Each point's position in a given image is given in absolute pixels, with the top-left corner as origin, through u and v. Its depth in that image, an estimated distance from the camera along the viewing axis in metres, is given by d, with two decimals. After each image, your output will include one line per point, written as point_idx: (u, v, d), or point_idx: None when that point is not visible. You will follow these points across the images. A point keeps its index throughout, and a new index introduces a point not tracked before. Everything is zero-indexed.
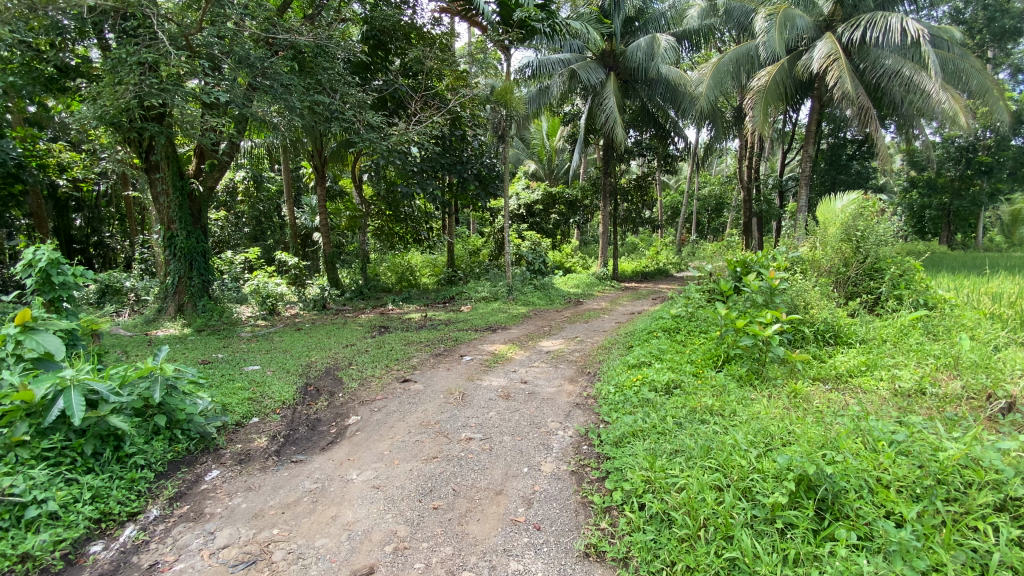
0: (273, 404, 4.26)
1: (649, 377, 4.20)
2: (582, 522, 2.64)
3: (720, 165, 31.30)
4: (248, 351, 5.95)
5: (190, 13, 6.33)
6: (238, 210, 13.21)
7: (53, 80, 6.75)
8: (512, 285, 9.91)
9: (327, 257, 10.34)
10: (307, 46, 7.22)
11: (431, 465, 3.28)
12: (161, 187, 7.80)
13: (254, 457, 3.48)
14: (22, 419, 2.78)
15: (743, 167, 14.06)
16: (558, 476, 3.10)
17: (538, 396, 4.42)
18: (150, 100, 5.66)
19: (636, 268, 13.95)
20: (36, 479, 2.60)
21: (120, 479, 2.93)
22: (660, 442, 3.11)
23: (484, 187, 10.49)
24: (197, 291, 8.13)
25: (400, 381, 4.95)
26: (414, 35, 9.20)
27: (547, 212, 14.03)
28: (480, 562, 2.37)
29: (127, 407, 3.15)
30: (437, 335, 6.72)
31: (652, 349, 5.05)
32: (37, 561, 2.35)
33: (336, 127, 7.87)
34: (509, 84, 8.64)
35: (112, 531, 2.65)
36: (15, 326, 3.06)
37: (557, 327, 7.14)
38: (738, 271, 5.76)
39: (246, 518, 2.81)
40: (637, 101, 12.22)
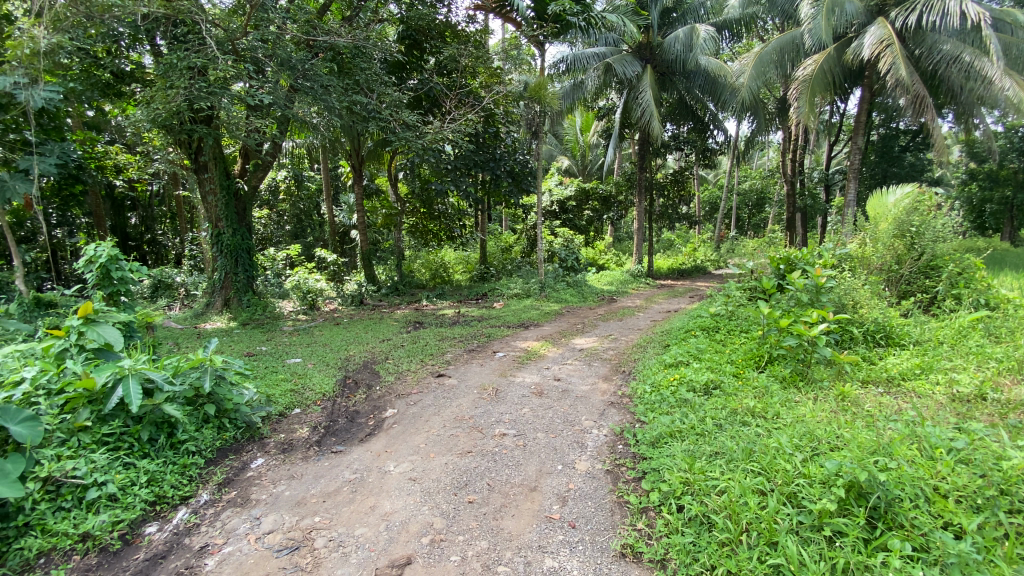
0: (314, 396, 4.39)
1: (687, 377, 4.10)
2: (618, 522, 2.60)
3: (760, 160, 30.35)
4: (290, 344, 6.15)
5: (236, 17, 6.53)
6: (280, 208, 13.65)
7: (111, 86, 7.14)
8: (544, 283, 9.91)
9: (364, 254, 10.57)
10: (345, 47, 7.39)
11: (466, 459, 3.30)
12: (209, 187, 8.13)
13: (296, 446, 3.59)
14: (85, 406, 2.95)
15: (786, 161, 13.52)
16: (593, 475, 3.06)
17: (571, 394, 4.38)
18: (199, 103, 5.90)
19: (672, 265, 13.66)
20: (97, 463, 2.76)
21: (174, 465, 3.08)
22: (699, 443, 3.04)
23: (517, 184, 10.46)
24: (242, 287, 8.47)
25: (434, 376, 5.01)
26: (449, 33, 9.28)
27: (581, 209, 13.91)
28: (515, 557, 2.37)
29: (179, 396, 3.31)
30: (471, 330, 6.78)
31: (690, 348, 4.93)
32: (97, 540, 2.51)
33: (373, 126, 8.02)
34: (543, 81, 8.62)
35: (166, 514, 2.79)
36: (78, 318, 3.28)
37: (590, 324, 7.08)
38: (781, 268, 5.61)
39: (290, 505, 2.90)
40: (675, 95, 12.00)
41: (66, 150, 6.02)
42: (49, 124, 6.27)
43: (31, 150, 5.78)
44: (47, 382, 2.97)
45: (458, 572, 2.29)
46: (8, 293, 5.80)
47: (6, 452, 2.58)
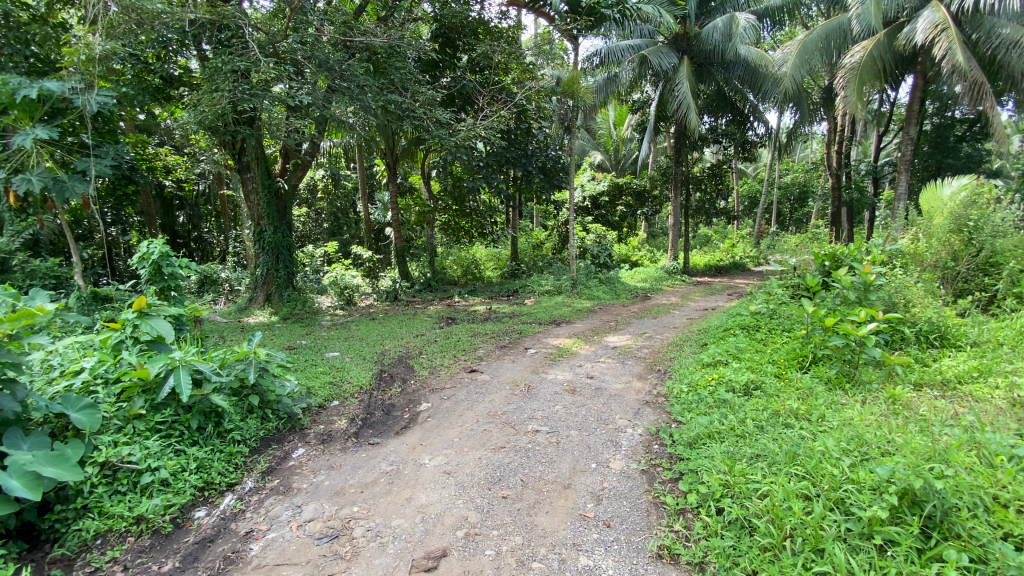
0: (352, 388, 4.50)
1: (726, 377, 3.98)
2: (654, 522, 2.55)
3: (803, 152, 29.20)
4: (328, 338, 6.33)
5: (277, 21, 6.75)
6: (318, 207, 14.04)
7: (161, 90, 7.49)
8: (576, 280, 9.85)
9: (399, 250, 10.75)
10: (381, 47, 7.50)
11: (499, 454, 3.31)
12: (251, 186, 8.42)
13: (335, 438, 3.69)
14: (140, 394, 3.14)
15: (832, 153, 12.93)
16: (628, 474, 3.01)
17: (605, 392, 4.33)
18: (243, 105, 6.11)
19: (709, 261, 13.33)
20: (150, 449, 2.91)
21: (221, 452, 3.21)
22: (739, 445, 2.95)
23: (549, 180, 10.40)
24: (282, 282, 8.74)
25: (467, 372, 5.05)
26: (481, 30, 9.32)
27: (614, 204, 13.70)
28: (550, 554, 2.37)
29: (226, 386, 3.44)
30: (503, 327, 6.79)
31: (728, 347, 4.80)
32: (150, 523, 2.65)
33: (408, 125, 8.11)
34: (577, 75, 8.60)
35: (213, 499, 2.92)
36: (133, 311, 3.43)
37: (623, 322, 6.98)
38: (826, 265, 5.43)
39: (329, 495, 2.98)
40: (713, 86, 11.68)
41: (120, 153, 6.34)
42: (103, 128, 6.59)
43: (88, 152, 6.10)
44: (105, 372, 3.17)
45: (493, 567, 2.30)
46: (68, 288, 6.16)
47: (67, 437, 2.78)
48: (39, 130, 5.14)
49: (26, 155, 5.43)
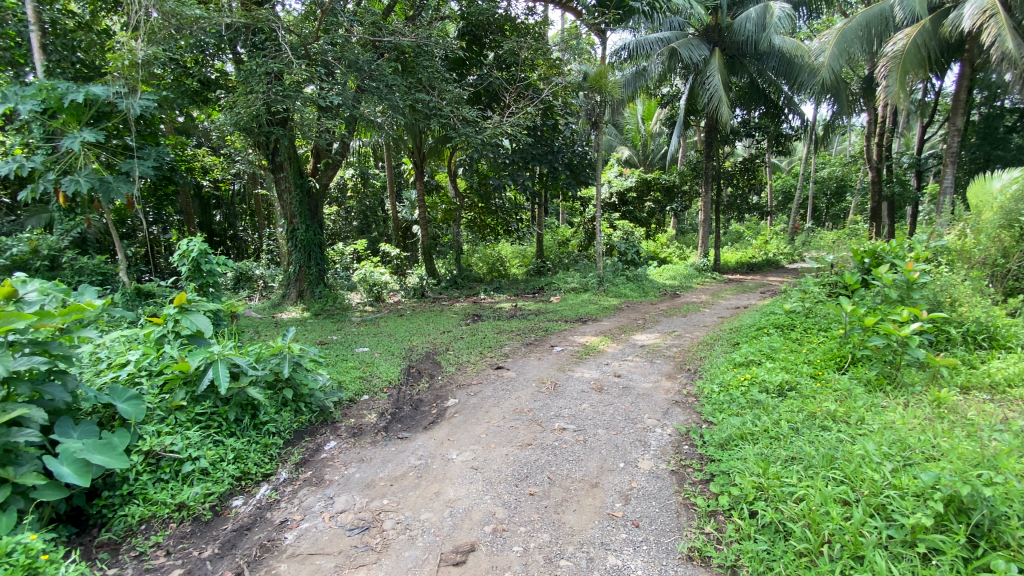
0: (381, 383, 4.58)
1: (759, 377, 3.88)
2: (684, 524, 2.51)
3: (840, 145, 28.19)
4: (358, 334, 6.46)
5: (309, 23, 6.88)
6: (348, 205, 14.30)
7: (199, 93, 7.73)
8: (602, 277, 9.76)
9: (425, 248, 10.85)
10: (409, 46, 7.58)
11: (526, 451, 3.32)
12: (285, 185, 8.64)
13: (365, 431, 3.76)
14: (181, 386, 3.26)
15: (872, 145, 12.42)
16: (657, 475, 2.98)
17: (633, 391, 4.28)
18: (276, 106, 6.28)
19: (741, 259, 13.02)
20: (191, 439, 3.03)
21: (256, 444, 3.31)
22: (773, 447, 2.87)
23: (576, 176, 10.33)
24: (314, 279, 8.95)
25: (494, 368, 5.08)
26: (508, 27, 9.33)
27: (642, 200, 13.48)
28: (578, 552, 2.36)
29: (262, 380, 3.55)
30: (529, 324, 6.79)
31: (761, 347, 4.67)
32: (191, 510, 2.75)
33: (435, 123, 8.17)
34: (605, 69, 8.48)
35: (249, 489, 3.02)
36: (175, 307, 3.54)
37: (652, 320, 6.88)
38: (866, 262, 5.25)
39: (360, 487, 3.04)
40: (746, 78, 11.36)
41: (162, 155, 6.57)
42: (145, 130, 6.84)
43: (132, 154, 6.35)
44: (148, 365, 3.32)
45: (520, 563, 2.30)
46: (114, 284, 6.47)
47: (114, 427, 2.93)
48: (86, 133, 5.40)
49: (75, 157, 5.70)
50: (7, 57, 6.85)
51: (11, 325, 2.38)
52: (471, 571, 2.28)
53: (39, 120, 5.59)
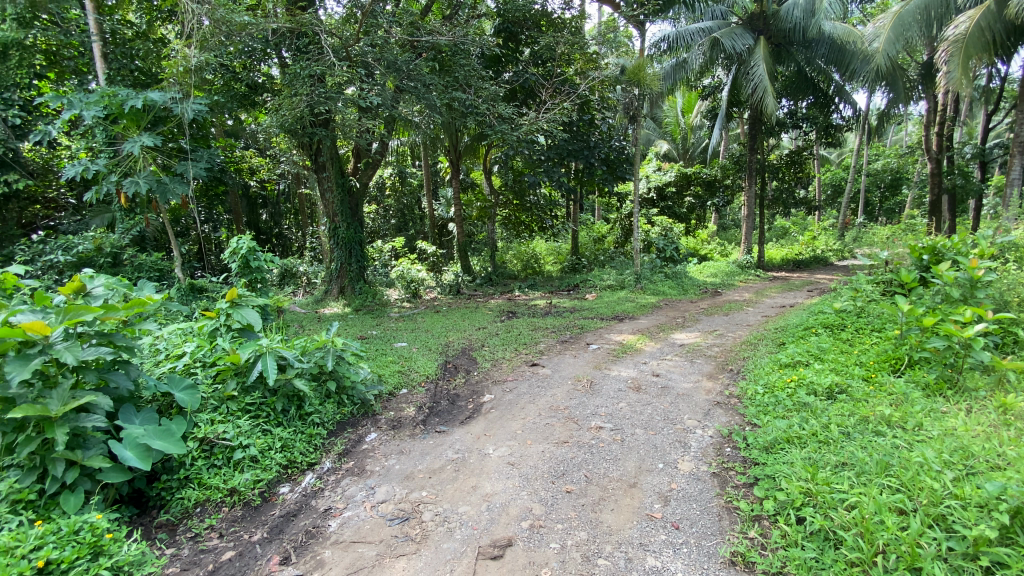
0: (419, 377, 4.67)
1: (807, 378, 3.72)
2: (726, 527, 2.45)
3: (896, 135, 26.70)
4: (397, 329, 6.60)
5: (350, 26, 7.05)
6: (386, 204, 14.58)
7: (247, 97, 8.03)
8: (640, 274, 9.60)
9: (461, 245, 10.97)
10: (446, 46, 7.65)
11: (563, 448, 3.31)
12: (327, 185, 8.90)
13: (404, 424, 3.84)
14: (232, 377, 3.42)
15: (931, 135, 11.67)
16: (698, 476, 2.91)
17: (672, 391, 4.19)
18: (319, 107, 6.49)
19: (786, 255, 12.54)
20: (242, 428, 3.17)
21: (302, 433, 3.43)
22: (823, 452, 2.75)
23: (612, 172, 10.20)
24: (355, 275, 9.18)
25: (529, 365, 5.08)
26: (545, 22, 9.29)
27: (681, 195, 13.18)
28: (616, 552, 2.34)
29: (307, 372, 3.69)
30: (564, 321, 6.76)
31: (809, 347, 4.49)
32: (241, 495, 2.89)
33: (471, 121, 8.21)
34: (643, 61, 8.37)
35: (296, 477, 3.14)
36: (226, 302, 3.72)
37: (692, 319, 6.71)
38: (925, 259, 4.96)
39: (400, 478, 3.11)
40: (793, 67, 10.88)
41: (213, 157, 6.87)
42: (198, 133, 7.17)
43: (186, 157, 6.67)
44: (203, 356, 3.49)
45: (558, 560, 2.30)
46: (170, 280, 6.83)
47: (172, 414, 3.11)
48: (145, 137, 5.70)
49: (135, 160, 6.04)
50: (72, 66, 7.31)
51: (81, 317, 2.56)
52: (510, 565, 2.29)
53: (102, 125, 5.94)
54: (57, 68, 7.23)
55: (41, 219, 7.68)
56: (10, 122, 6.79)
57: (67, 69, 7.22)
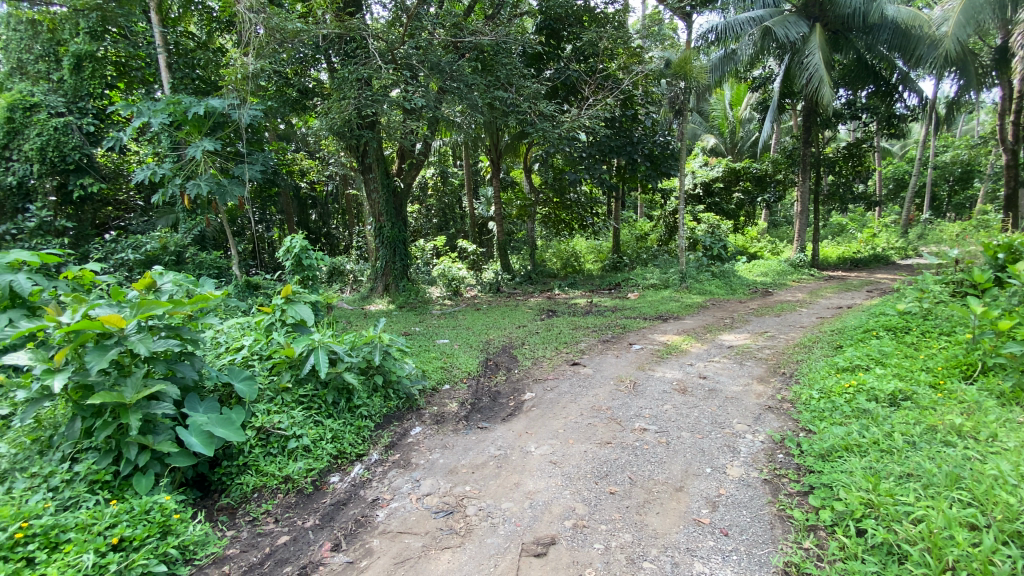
0: (461, 373, 4.75)
1: (867, 384, 3.51)
2: (780, 536, 2.36)
3: (967, 124, 24.86)
4: (439, 326, 6.72)
5: (395, 29, 7.18)
6: (428, 203, 14.83)
7: (298, 102, 8.26)
8: (685, 273, 9.35)
9: (501, 244, 11.02)
10: (489, 45, 7.72)
11: (606, 449, 3.27)
12: (374, 185, 9.16)
13: (447, 419, 3.91)
14: (287, 369, 3.58)
15: (1007, 124, 10.79)
16: (748, 483, 2.82)
17: (720, 394, 4.07)
18: (366, 110, 6.70)
19: (843, 254, 11.92)
20: (296, 419, 3.32)
21: (351, 425, 3.55)
22: (885, 462, 2.61)
23: (656, 167, 9.99)
24: (399, 273, 9.38)
25: (570, 364, 5.05)
26: (587, 18, 9.22)
27: (730, 191, 12.73)
28: (662, 556, 2.29)
29: (355, 366, 3.81)
30: (606, 321, 6.69)
31: (869, 351, 4.25)
32: (295, 483, 3.02)
33: (513, 120, 8.23)
34: (689, 54, 8.07)
35: (345, 467, 3.26)
36: (281, 298, 3.88)
37: (741, 320, 6.49)
38: (1001, 258, 4.61)
39: (444, 472, 3.17)
40: (852, 55, 10.32)
41: (267, 160, 7.18)
42: (253, 137, 7.51)
43: (242, 160, 7.00)
44: (260, 349, 3.68)
45: (602, 561, 2.28)
46: (227, 277, 7.19)
47: (231, 404, 3.28)
48: (206, 141, 6.02)
49: (196, 164, 6.40)
50: (139, 76, 7.85)
51: (152, 312, 2.75)
52: (554, 563, 2.30)
53: (167, 131, 6.34)
54: (127, 78, 7.80)
55: (113, 220, 8.25)
56: (86, 130, 7.27)
57: (135, 79, 7.78)
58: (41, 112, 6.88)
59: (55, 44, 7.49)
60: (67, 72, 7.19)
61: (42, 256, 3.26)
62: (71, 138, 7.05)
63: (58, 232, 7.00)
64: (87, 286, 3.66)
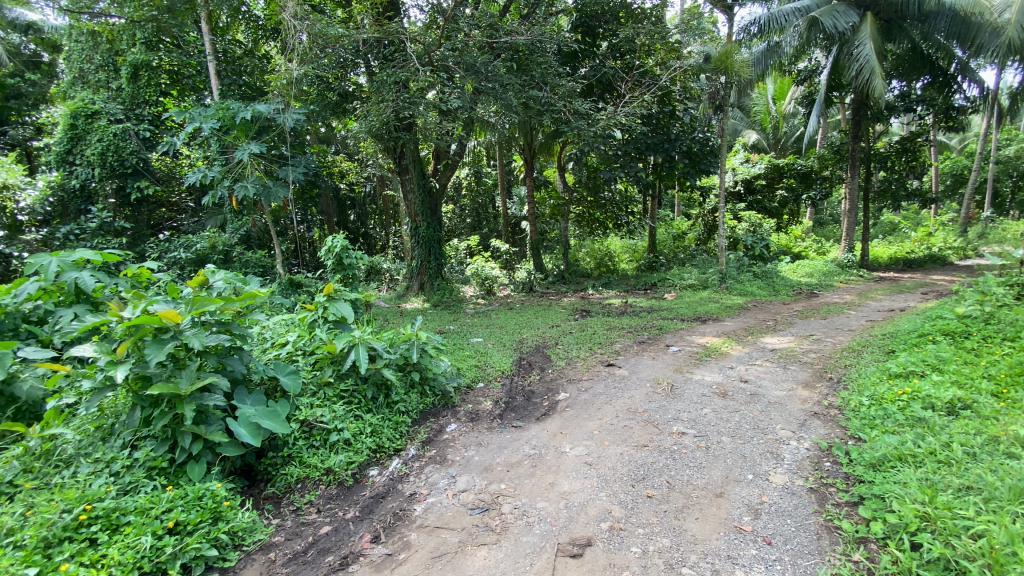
0: (494, 372, 4.78)
1: (922, 392, 3.32)
2: (826, 548, 2.27)
3: None
4: (473, 324, 6.78)
5: (432, 31, 7.29)
6: (462, 203, 14.98)
7: (339, 105, 8.51)
8: (725, 273, 9.11)
9: (534, 243, 11.02)
10: (524, 45, 7.73)
11: (643, 453, 3.23)
12: (410, 186, 9.33)
13: (482, 417, 3.95)
14: (329, 364, 3.69)
15: None
16: (792, 491, 2.72)
17: (762, 398, 3.95)
18: (403, 112, 6.85)
19: (894, 254, 11.35)
20: (337, 413, 3.42)
21: (390, 421, 3.64)
22: (943, 473, 2.47)
23: (694, 165, 9.74)
24: (434, 272, 9.53)
25: (605, 365, 5.00)
26: (624, 14, 9.11)
27: (772, 188, 12.31)
28: (701, 562, 2.25)
29: (393, 363, 3.90)
30: (642, 321, 6.60)
31: (925, 356, 4.03)
32: (336, 475, 3.12)
33: (548, 119, 8.20)
34: (731, 47, 7.85)
35: (384, 461, 3.34)
36: (324, 295, 4.00)
37: (784, 322, 6.27)
38: None
39: (479, 469, 3.20)
40: (905, 44, 9.81)
41: (309, 162, 7.42)
42: (296, 140, 7.76)
43: (286, 162, 7.24)
44: (303, 345, 3.81)
45: (639, 565, 2.26)
46: (271, 275, 7.44)
47: (277, 397, 3.41)
48: (252, 144, 6.26)
49: (243, 167, 6.66)
50: (191, 84, 8.05)
51: (205, 308, 2.89)
52: (590, 564, 2.29)
53: (217, 136, 6.62)
54: (180, 86, 8.01)
55: (166, 220, 8.71)
56: (142, 135, 7.75)
57: (186, 86, 8.03)
58: (101, 119, 7.39)
59: (113, 54, 7.97)
60: (125, 81, 7.75)
61: (104, 255, 3.49)
62: (128, 143, 7.52)
63: (116, 231, 7.44)
64: (144, 283, 3.89)
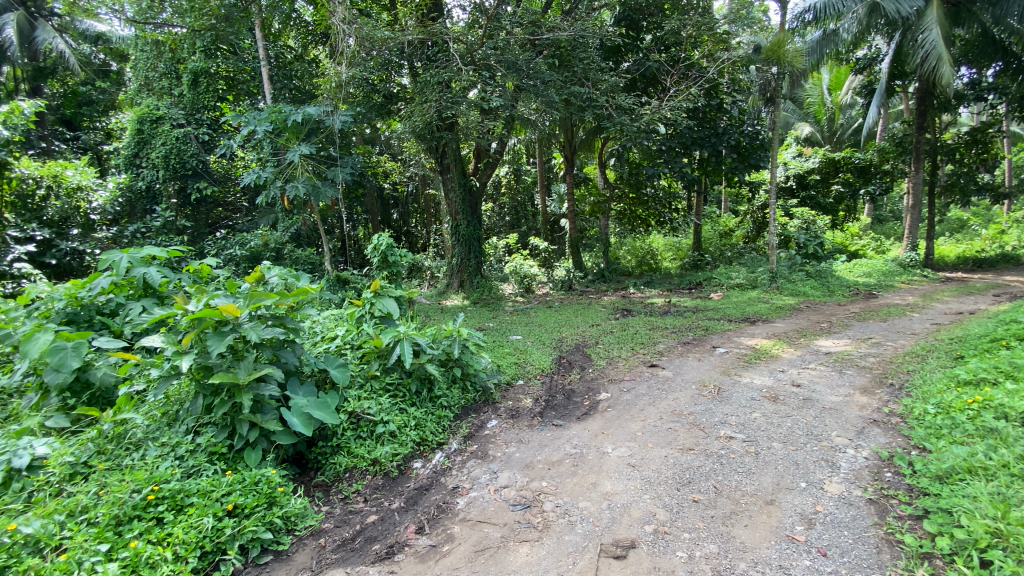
0: (534, 370, 4.79)
1: (995, 401, 3.09)
2: (887, 562, 2.16)
3: None
4: (513, 322, 6.81)
5: (475, 30, 7.37)
6: (502, 201, 15.05)
7: (384, 106, 8.68)
8: (775, 273, 8.74)
9: (573, 241, 10.93)
10: (566, 40, 7.68)
11: (688, 456, 3.16)
12: (451, 185, 9.45)
13: (523, 414, 3.98)
14: (375, 358, 3.80)
15: None
16: (849, 501, 2.60)
17: (816, 404, 3.78)
18: (446, 112, 6.94)
19: (963, 253, 10.57)
20: (382, 405, 3.52)
21: (433, 414, 3.72)
22: (1018, 488, 2.30)
23: (744, 160, 9.39)
24: (473, 270, 9.64)
25: (647, 366, 4.92)
26: (669, 6, 8.92)
27: (827, 183, 11.71)
28: (750, 571, 2.19)
29: (436, 358, 3.99)
30: (686, 321, 6.44)
31: (998, 362, 3.73)
32: (382, 466, 3.21)
33: (590, 115, 8.09)
34: (783, 36, 7.52)
35: (427, 454, 3.41)
36: (371, 291, 4.12)
37: (840, 324, 5.96)
38: None
39: (521, 466, 3.23)
40: (976, 29, 9.14)
41: (355, 162, 7.62)
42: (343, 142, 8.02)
43: (333, 163, 7.47)
44: (352, 339, 3.94)
45: (685, 570, 2.22)
46: (319, 272, 7.67)
47: (326, 389, 3.54)
48: (302, 145, 6.50)
49: (293, 168, 6.93)
50: (246, 88, 8.44)
51: (262, 302, 3.04)
52: (634, 567, 2.26)
53: (270, 138, 6.90)
54: (235, 91, 8.46)
55: (223, 220, 9.20)
56: (201, 138, 8.27)
57: (241, 91, 8.43)
58: (166, 124, 8.02)
59: (174, 62, 8.44)
60: (186, 87, 8.10)
61: (170, 252, 3.72)
62: (189, 146, 8.07)
63: (178, 230, 7.93)
64: (204, 279, 4.11)
